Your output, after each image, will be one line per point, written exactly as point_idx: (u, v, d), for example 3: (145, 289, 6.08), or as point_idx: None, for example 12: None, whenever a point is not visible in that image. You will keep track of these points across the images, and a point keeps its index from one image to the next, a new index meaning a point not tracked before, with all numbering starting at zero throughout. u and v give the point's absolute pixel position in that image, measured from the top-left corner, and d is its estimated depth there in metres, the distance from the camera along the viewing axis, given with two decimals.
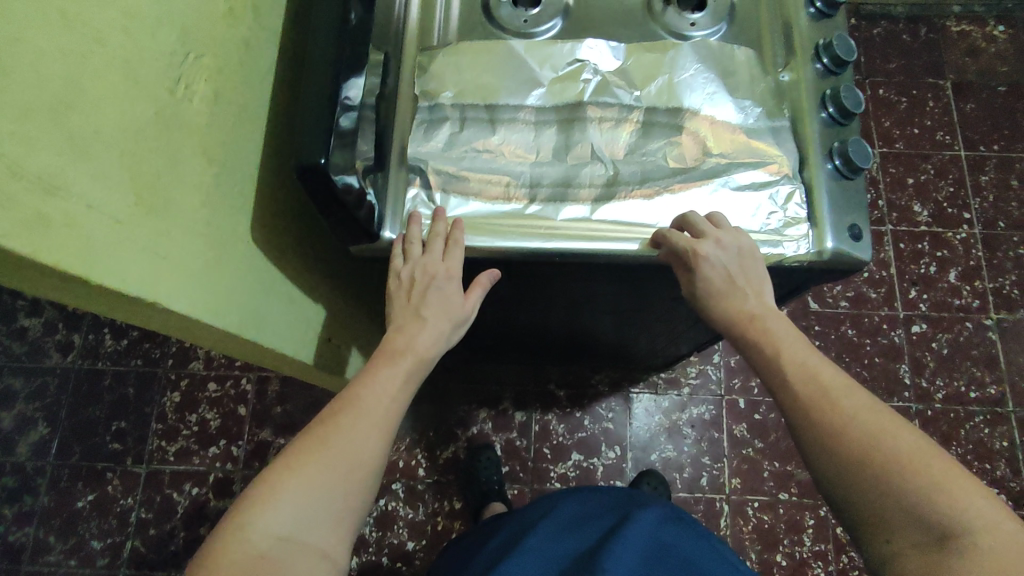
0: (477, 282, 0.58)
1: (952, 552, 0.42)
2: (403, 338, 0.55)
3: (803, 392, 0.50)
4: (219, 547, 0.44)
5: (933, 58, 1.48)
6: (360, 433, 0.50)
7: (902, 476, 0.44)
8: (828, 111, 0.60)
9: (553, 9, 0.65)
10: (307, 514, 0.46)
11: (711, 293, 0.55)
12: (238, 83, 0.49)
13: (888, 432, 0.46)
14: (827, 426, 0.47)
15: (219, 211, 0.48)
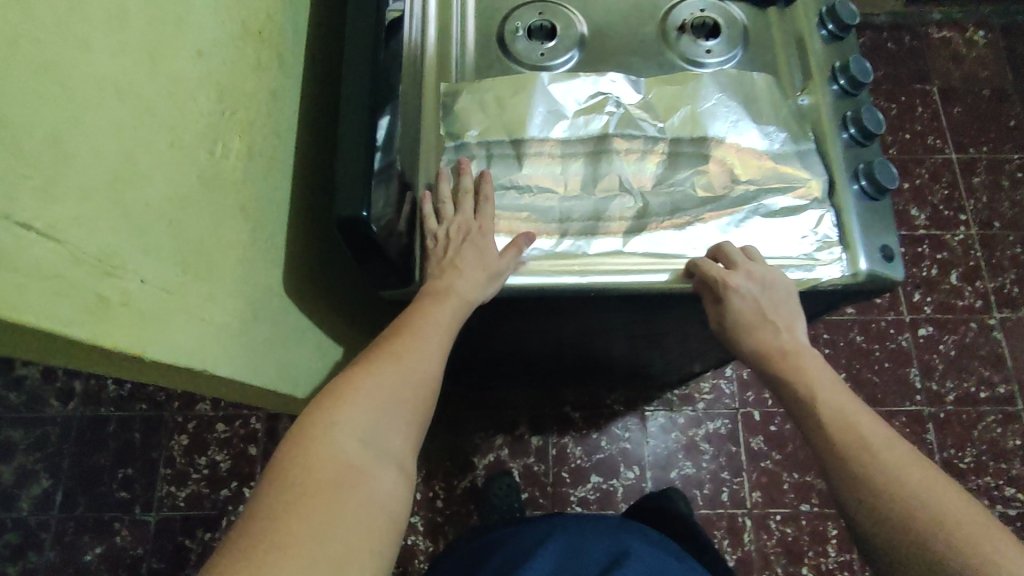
0: (512, 243, 0.56)
1: None
2: (445, 279, 0.53)
3: (840, 441, 0.48)
4: (300, 449, 0.43)
5: (918, 64, 1.51)
6: (423, 355, 0.50)
7: (925, 524, 0.43)
8: (849, 132, 0.61)
9: (569, 41, 0.66)
10: (382, 425, 0.47)
11: (741, 324, 0.55)
12: (268, 135, 0.48)
13: (933, 493, 0.44)
14: (865, 479, 0.46)
15: (255, 266, 0.47)
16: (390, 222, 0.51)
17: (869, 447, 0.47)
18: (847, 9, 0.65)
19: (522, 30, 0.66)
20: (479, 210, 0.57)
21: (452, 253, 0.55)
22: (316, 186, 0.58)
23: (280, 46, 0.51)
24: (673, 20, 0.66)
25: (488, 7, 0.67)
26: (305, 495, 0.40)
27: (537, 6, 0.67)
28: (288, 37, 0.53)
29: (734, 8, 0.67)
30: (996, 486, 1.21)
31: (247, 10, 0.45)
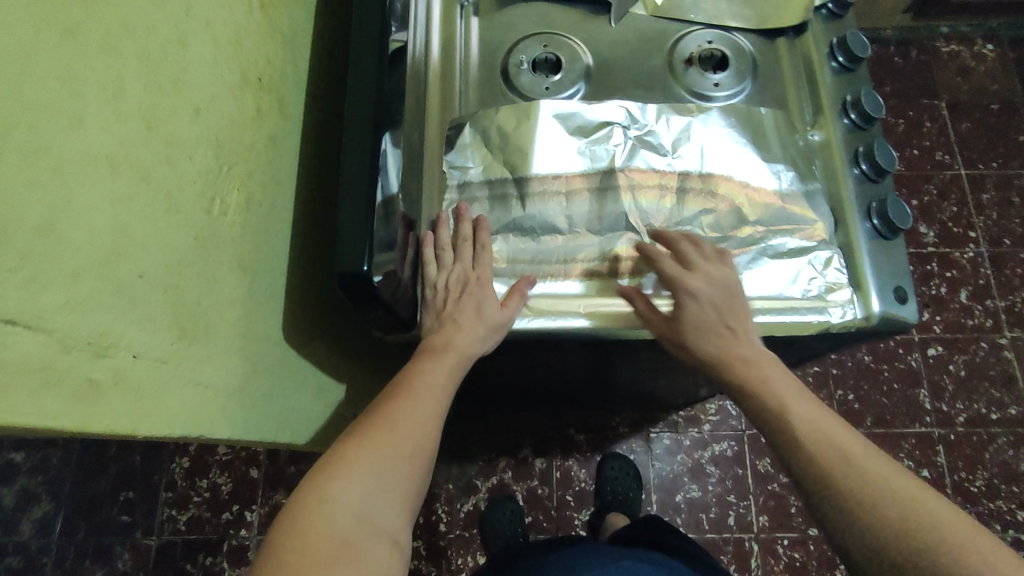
0: (514, 290, 0.55)
1: None
2: (442, 334, 0.52)
3: (807, 438, 0.47)
4: (296, 526, 0.41)
5: (925, 79, 1.49)
6: (421, 414, 0.49)
7: (898, 513, 0.42)
8: (861, 168, 0.60)
9: (574, 75, 0.64)
10: (380, 493, 0.45)
11: (693, 327, 0.53)
12: (267, 183, 0.47)
13: (898, 486, 0.43)
14: (833, 473, 0.45)
15: (253, 319, 0.46)
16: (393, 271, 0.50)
17: (851, 455, 0.45)
18: (859, 42, 0.64)
19: (526, 63, 0.65)
20: (477, 259, 0.56)
21: (452, 305, 0.54)
22: (317, 227, 0.57)
23: (280, 89, 0.50)
24: (680, 53, 0.65)
25: (491, 39, 0.66)
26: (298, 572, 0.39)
27: (541, 38, 0.66)
28: (288, 79, 0.52)
29: (741, 40, 0.66)
30: (1007, 510, 1.19)
31: (246, 59, 0.45)
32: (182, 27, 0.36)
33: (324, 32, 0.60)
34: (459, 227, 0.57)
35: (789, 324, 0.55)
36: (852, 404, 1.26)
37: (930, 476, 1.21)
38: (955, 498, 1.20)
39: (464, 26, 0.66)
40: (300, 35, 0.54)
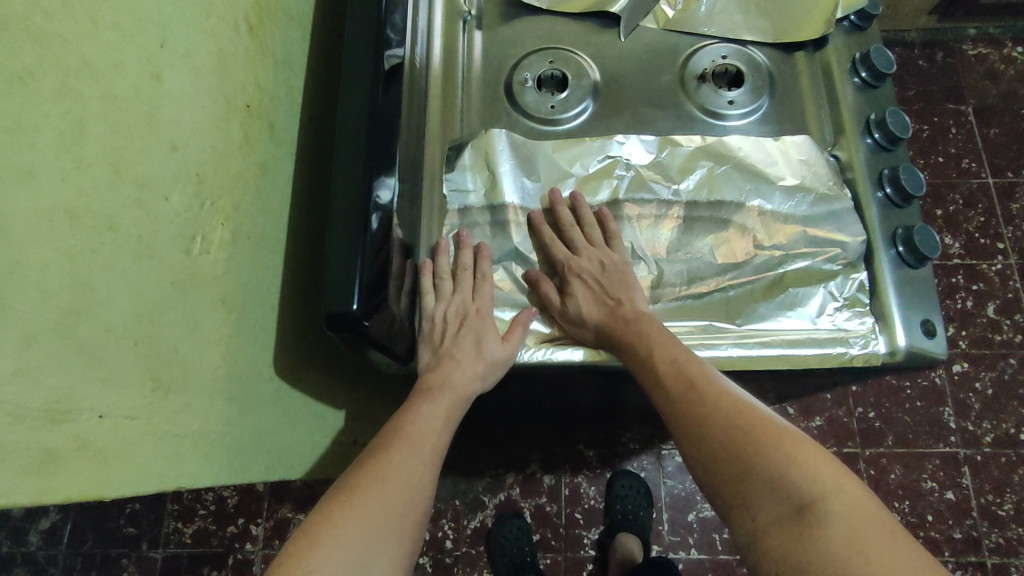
0: (516, 321, 0.54)
1: (811, 527, 0.40)
2: (438, 375, 0.52)
3: (681, 380, 0.48)
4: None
5: (952, 83, 1.43)
6: (420, 454, 0.49)
7: (768, 456, 0.43)
8: (885, 191, 0.56)
9: (581, 92, 0.62)
10: (369, 549, 0.43)
11: (601, 299, 0.55)
12: (257, 214, 0.46)
13: (769, 427, 0.45)
14: (710, 415, 0.46)
15: (241, 358, 0.44)
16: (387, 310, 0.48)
17: (771, 441, 0.44)
18: (885, 57, 0.60)
19: (531, 81, 0.62)
20: (477, 290, 0.55)
21: (450, 339, 0.53)
22: (312, 254, 0.55)
23: (271, 115, 0.48)
24: (692, 69, 0.62)
25: (495, 54, 0.64)
26: None
27: (546, 54, 0.63)
28: (280, 103, 0.50)
29: (757, 54, 0.63)
30: None
31: (232, 86, 0.43)
32: (157, 62, 0.34)
33: (320, 51, 0.58)
34: (460, 255, 0.56)
35: (807, 357, 0.51)
36: (873, 422, 1.22)
37: (954, 498, 1.17)
38: (981, 522, 1.15)
39: (466, 41, 0.64)
40: (294, 56, 0.52)
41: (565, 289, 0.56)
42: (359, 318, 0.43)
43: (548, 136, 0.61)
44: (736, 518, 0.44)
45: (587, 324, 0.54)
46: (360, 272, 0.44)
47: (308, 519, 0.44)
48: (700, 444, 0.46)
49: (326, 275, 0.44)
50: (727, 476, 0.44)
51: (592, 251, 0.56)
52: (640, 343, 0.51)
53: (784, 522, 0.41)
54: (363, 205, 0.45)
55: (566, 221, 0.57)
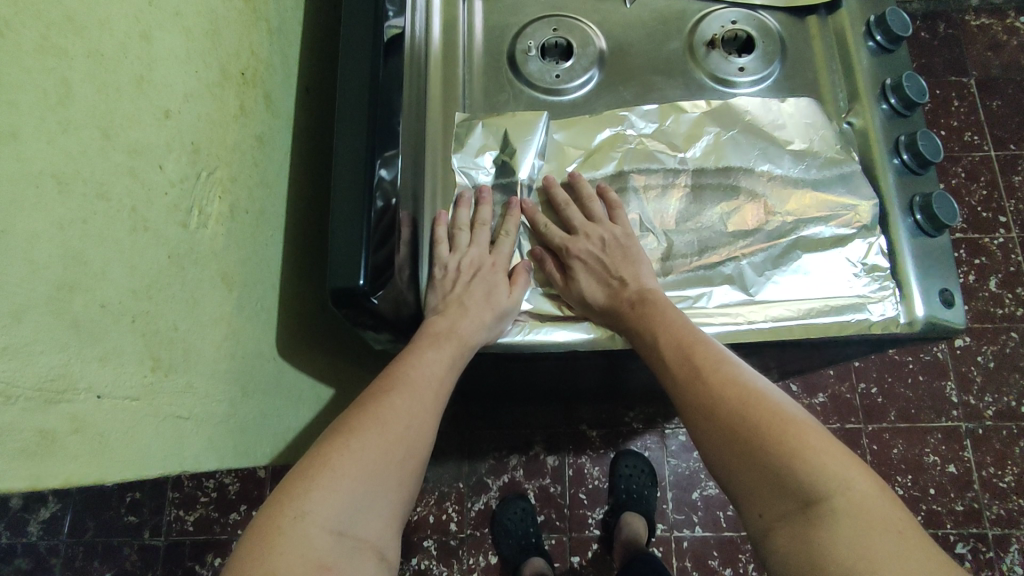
0: (518, 271, 0.54)
1: (816, 518, 0.39)
2: (445, 320, 0.50)
3: (691, 358, 0.47)
4: (272, 532, 0.39)
5: (954, 55, 1.41)
6: (420, 403, 0.47)
7: (780, 440, 0.41)
8: (901, 158, 0.55)
9: (587, 60, 0.60)
10: (362, 505, 0.42)
11: (606, 279, 0.53)
12: (254, 188, 0.44)
13: (783, 413, 0.43)
14: (720, 396, 0.44)
15: (243, 337, 0.42)
16: (393, 286, 0.46)
17: (775, 434, 0.41)
18: (900, 20, 0.58)
19: (534, 49, 0.60)
20: (497, 246, 0.54)
21: (461, 288, 0.52)
22: (312, 231, 0.53)
23: (267, 84, 0.46)
24: (702, 34, 0.60)
25: (496, 22, 0.62)
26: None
27: (550, 21, 0.61)
28: (276, 72, 0.48)
29: (768, 18, 0.60)
30: None
31: (225, 51, 0.40)
32: (145, 20, 0.32)
33: (316, 19, 0.56)
34: (479, 211, 0.54)
35: (824, 326, 0.50)
36: (875, 397, 1.22)
37: (956, 472, 1.17)
38: (983, 494, 1.16)
39: (467, 8, 0.62)
40: (288, 23, 0.50)
41: (567, 272, 0.54)
42: (366, 294, 0.42)
43: (553, 107, 0.59)
44: (744, 509, 0.43)
45: (593, 307, 0.53)
46: (365, 247, 0.42)
47: (302, 464, 0.42)
48: (707, 436, 0.44)
49: (332, 250, 0.42)
50: (732, 467, 0.43)
51: (592, 229, 0.54)
52: (647, 323, 0.49)
53: (788, 518, 0.40)
54: (365, 179, 0.43)
55: (561, 201, 0.55)
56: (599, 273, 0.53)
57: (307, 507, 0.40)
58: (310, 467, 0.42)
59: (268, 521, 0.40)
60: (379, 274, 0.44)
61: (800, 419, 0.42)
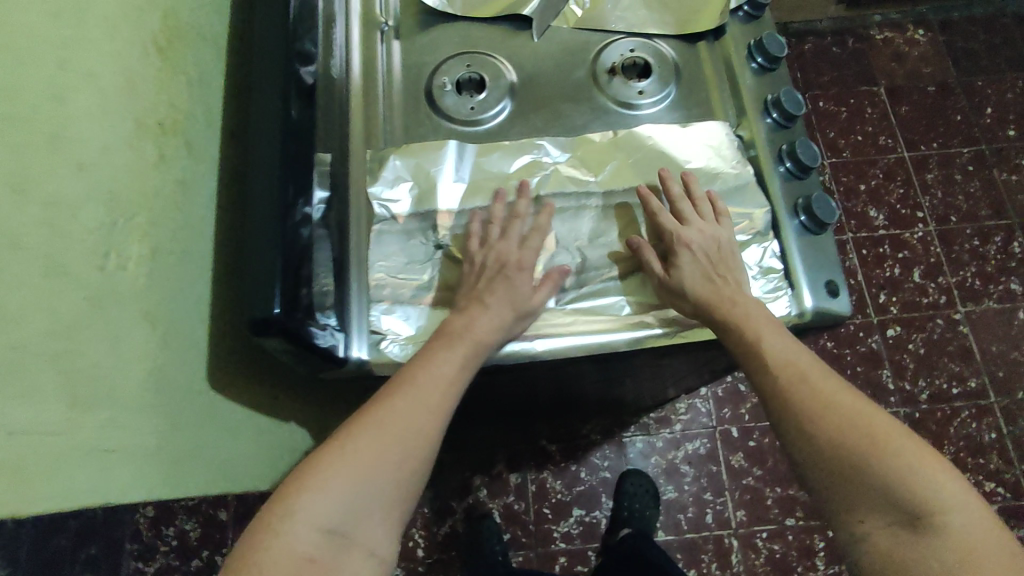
0: (595, 274, 0.57)
1: (924, 529, 0.47)
2: (460, 323, 0.54)
3: (803, 386, 0.52)
4: (272, 523, 0.46)
5: (862, 67, 1.52)
6: (419, 408, 0.51)
7: (896, 462, 0.49)
8: (785, 165, 0.60)
9: (499, 92, 0.64)
10: (350, 504, 0.48)
11: (703, 274, 0.56)
12: (178, 230, 0.46)
13: (892, 438, 0.50)
14: (840, 421, 0.51)
15: (171, 373, 0.44)
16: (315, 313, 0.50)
17: (879, 444, 0.49)
18: (777, 43, 0.64)
19: (449, 84, 0.64)
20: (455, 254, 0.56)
21: (483, 285, 0.56)
22: None
23: (189, 131, 0.49)
24: (603, 63, 0.65)
25: (414, 61, 0.66)
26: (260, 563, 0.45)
27: (463, 58, 0.65)
28: (199, 120, 0.51)
29: (663, 46, 0.66)
30: (976, 482, 1.21)
31: (142, 105, 0.43)
32: (52, 81, 0.35)
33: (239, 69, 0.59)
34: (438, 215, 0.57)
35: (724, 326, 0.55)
36: None
37: None
38: None
39: (385, 49, 0.66)
40: (211, 73, 0.53)
41: (671, 263, 0.57)
42: (281, 319, 0.45)
43: (470, 136, 0.64)
44: (845, 518, 0.50)
45: (689, 297, 0.55)
46: (279, 279, 0.46)
47: (305, 461, 0.49)
48: (812, 440, 0.51)
49: (249, 286, 0.46)
50: (836, 471, 0.50)
51: (702, 225, 0.57)
52: (744, 325, 0.53)
53: (891, 519, 0.48)
54: (280, 218, 0.47)
55: (675, 194, 0.58)
56: (552, 287, 0.57)
57: (299, 504, 0.46)
58: (309, 464, 0.48)
59: (271, 512, 0.47)
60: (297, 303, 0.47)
61: (904, 442, 0.50)
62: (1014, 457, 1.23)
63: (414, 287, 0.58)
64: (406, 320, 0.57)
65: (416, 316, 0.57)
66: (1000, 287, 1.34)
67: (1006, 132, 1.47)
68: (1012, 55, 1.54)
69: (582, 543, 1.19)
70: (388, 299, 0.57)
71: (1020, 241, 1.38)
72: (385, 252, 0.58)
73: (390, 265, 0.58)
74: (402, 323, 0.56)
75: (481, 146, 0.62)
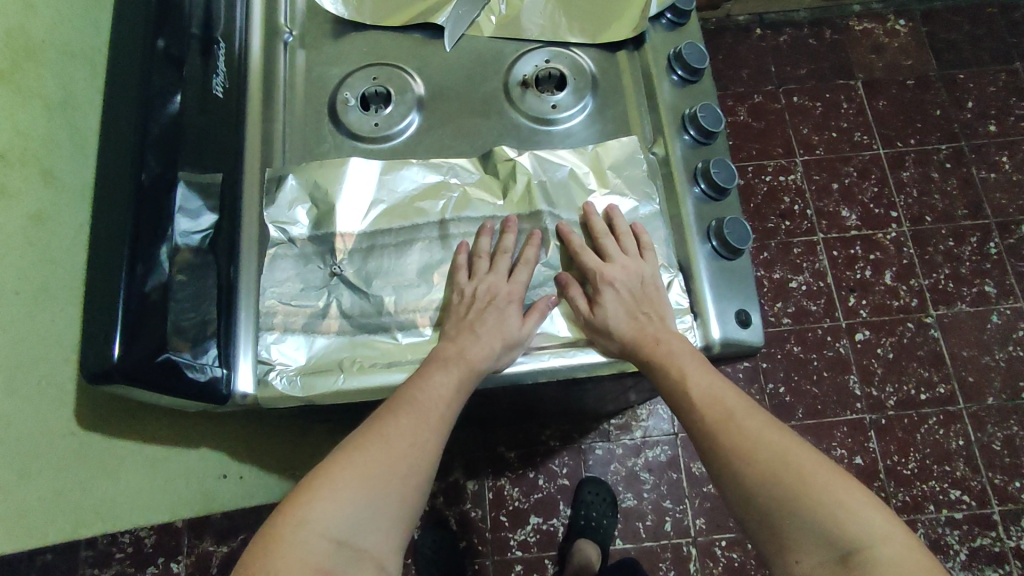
0: (534, 307, 0.55)
1: (855, 567, 0.42)
2: (455, 346, 0.53)
3: (717, 411, 0.49)
4: (277, 538, 0.44)
5: (839, 59, 1.34)
6: (423, 422, 0.50)
7: (826, 489, 0.44)
8: (700, 187, 0.59)
9: (405, 106, 0.61)
10: (361, 518, 0.46)
11: (627, 311, 0.54)
12: (27, 267, 0.44)
13: (816, 466, 0.46)
14: (761, 448, 0.47)
15: (16, 416, 0.42)
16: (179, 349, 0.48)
17: (813, 484, 0.44)
18: (696, 54, 0.61)
19: (353, 99, 0.62)
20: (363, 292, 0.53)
21: (473, 314, 0.54)
22: None
23: (45, 159, 0.47)
24: (516, 76, 0.62)
25: (318, 74, 0.63)
26: None
27: (369, 71, 0.63)
28: (62, 145, 0.48)
29: (580, 57, 0.63)
30: (939, 490, 1.08)
31: None
32: None
33: None
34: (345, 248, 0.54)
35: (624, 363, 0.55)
36: (783, 397, 1.14)
37: (863, 463, 1.10)
38: (889, 483, 1.09)
39: (287, 62, 0.63)
40: (80, 94, 0.50)
41: (597, 299, 0.55)
42: (122, 371, 0.43)
43: (375, 153, 0.61)
44: (778, 559, 0.45)
45: (615, 336, 0.54)
46: (118, 320, 0.44)
47: (311, 474, 0.47)
48: (742, 482, 0.46)
49: (91, 324, 0.44)
50: (767, 515, 0.45)
51: (626, 261, 0.56)
52: (670, 362, 0.52)
53: (829, 566, 0.43)
54: (127, 255, 0.45)
55: (599, 229, 0.57)
56: (454, 321, 0.54)
57: (306, 516, 0.45)
58: (315, 476, 0.47)
59: (273, 529, 0.45)
60: (150, 339, 0.46)
61: (831, 469, 0.46)
62: (998, 462, 1.09)
63: (307, 314, 0.55)
64: (300, 349, 0.54)
65: (311, 346, 0.54)
66: (974, 289, 1.19)
67: (988, 128, 1.29)
68: (996, 48, 1.34)
69: (539, 552, 1.08)
70: (278, 327, 0.54)
71: (997, 243, 1.22)
72: (278, 278, 0.55)
73: (283, 291, 0.55)
74: (295, 352, 0.54)
75: (387, 163, 0.58)
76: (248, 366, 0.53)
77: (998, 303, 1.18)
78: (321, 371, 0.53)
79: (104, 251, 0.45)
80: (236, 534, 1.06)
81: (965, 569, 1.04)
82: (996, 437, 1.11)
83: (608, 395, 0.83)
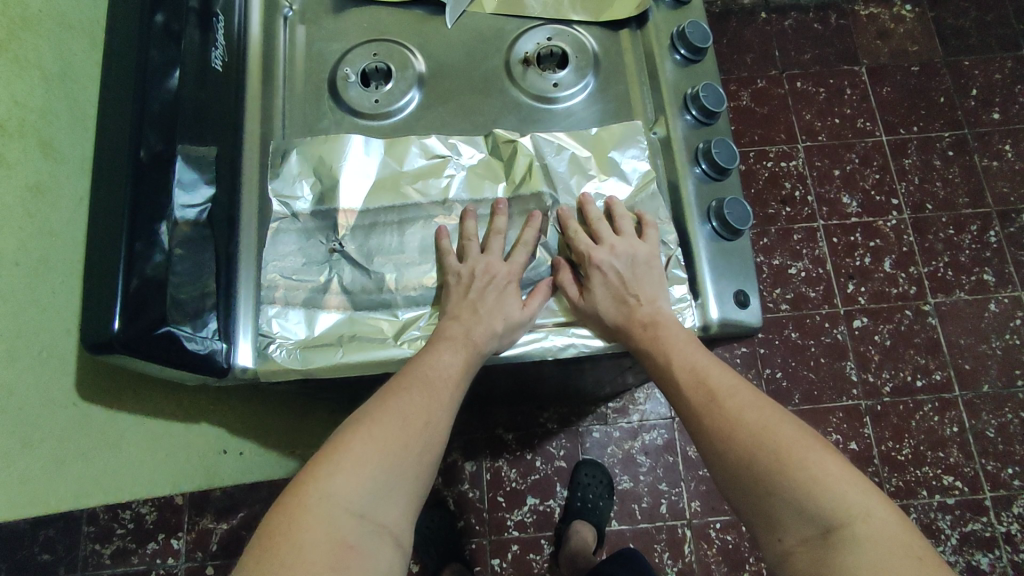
0: (536, 290, 0.56)
1: (836, 543, 0.42)
2: (461, 326, 0.53)
3: (700, 392, 0.50)
4: (297, 511, 0.43)
5: (844, 44, 1.32)
6: (435, 399, 0.50)
7: (807, 465, 0.44)
8: (701, 166, 0.59)
9: (406, 82, 0.61)
10: (381, 493, 0.45)
11: (617, 293, 0.55)
12: (26, 238, 0.44)
13: (799, 443, 0.46)
14: (744, 427, 0.47)
15: (17, 387, 0.43)
16: (179, 323, 0.48)
17: (793, 462, 0.45)
18: (699, 32, 0.61)
19: (353, 76, 0.61)
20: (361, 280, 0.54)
21: (473, 295, 0.54)
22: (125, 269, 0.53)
23: (43, 130, 0.46)
24: (517, 53, 0.62)
25: (318, 52, 0.63)
26: (285, 553, 0.41)
27: (370, 47, 0.62)
28: (61, 116, 0.48)
29: (583, 35, 0.63)
30: (933, 476, 1.09)
31: None
32: None
33: None
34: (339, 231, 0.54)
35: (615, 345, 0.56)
36: (780, 382, 1.14)
37: (858, 449, 1.11)
38: (883, 468, 1.09)
39: (287, 38, 0.63)
40: (77, 66, 0.50)
41: (586, 281, 0.55)
42: (123, 342, 0.44)
43: (376, 131, 0.61)
44: (765, 535, 0.46)
45: (606, 320, 0.54)
46: (121, 293, 0.44)
47: (326, 448, 0.46)
48: (726, 462, 0.47)
49: (92, 297, 0.44)
50: (748, 492, 0.46)
51: (616, 242, 0.56)
52: (660, 347, 0.52)
53: (811, 543, 0.43)
54: (126, 229, 0.45)
55: (594, 216, 0.57)
56: (455, 300, 0.54)
57: (327, 489, 0.44)
58: (332, 450, 0.46)
59: (293, 503, 0.44)
60: (153, 313, 0.46)
61: (814, 446, 0.46)
62: (991, 449, 1.10)
63: (307, 289, 0.55)
64: (301, 323, 0.54)
65: (312, 321, 0.54)
66: (973, 278, 1.19)
67: (991, 115, 1.28)
68: (1004, 34, 1.32)
69: (535, 532, 1.09)
70: (279, 300, 0.54)
71: (997, 231, 1.21)
72: (278, 253, 0.55)
73: (284, 266, 0.55)
74: (295, 325, 0.54)
75: (389, 141, 0.58)
76: (248, 343, 0.54)
77: (997, 291, 1.18)
78: (322, 345, 0.53)
79: (103, 225, 0.45)
80: (239, 511, 1.07)
81: (955, 552, 1.05)
82: (990, 425, 1.11)
83: (607, 377, 0.83)
